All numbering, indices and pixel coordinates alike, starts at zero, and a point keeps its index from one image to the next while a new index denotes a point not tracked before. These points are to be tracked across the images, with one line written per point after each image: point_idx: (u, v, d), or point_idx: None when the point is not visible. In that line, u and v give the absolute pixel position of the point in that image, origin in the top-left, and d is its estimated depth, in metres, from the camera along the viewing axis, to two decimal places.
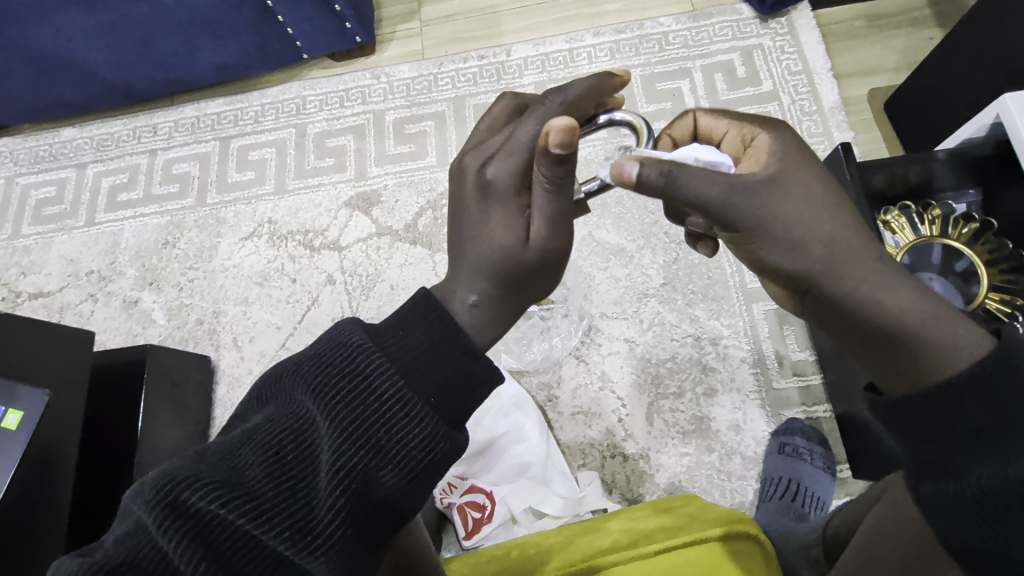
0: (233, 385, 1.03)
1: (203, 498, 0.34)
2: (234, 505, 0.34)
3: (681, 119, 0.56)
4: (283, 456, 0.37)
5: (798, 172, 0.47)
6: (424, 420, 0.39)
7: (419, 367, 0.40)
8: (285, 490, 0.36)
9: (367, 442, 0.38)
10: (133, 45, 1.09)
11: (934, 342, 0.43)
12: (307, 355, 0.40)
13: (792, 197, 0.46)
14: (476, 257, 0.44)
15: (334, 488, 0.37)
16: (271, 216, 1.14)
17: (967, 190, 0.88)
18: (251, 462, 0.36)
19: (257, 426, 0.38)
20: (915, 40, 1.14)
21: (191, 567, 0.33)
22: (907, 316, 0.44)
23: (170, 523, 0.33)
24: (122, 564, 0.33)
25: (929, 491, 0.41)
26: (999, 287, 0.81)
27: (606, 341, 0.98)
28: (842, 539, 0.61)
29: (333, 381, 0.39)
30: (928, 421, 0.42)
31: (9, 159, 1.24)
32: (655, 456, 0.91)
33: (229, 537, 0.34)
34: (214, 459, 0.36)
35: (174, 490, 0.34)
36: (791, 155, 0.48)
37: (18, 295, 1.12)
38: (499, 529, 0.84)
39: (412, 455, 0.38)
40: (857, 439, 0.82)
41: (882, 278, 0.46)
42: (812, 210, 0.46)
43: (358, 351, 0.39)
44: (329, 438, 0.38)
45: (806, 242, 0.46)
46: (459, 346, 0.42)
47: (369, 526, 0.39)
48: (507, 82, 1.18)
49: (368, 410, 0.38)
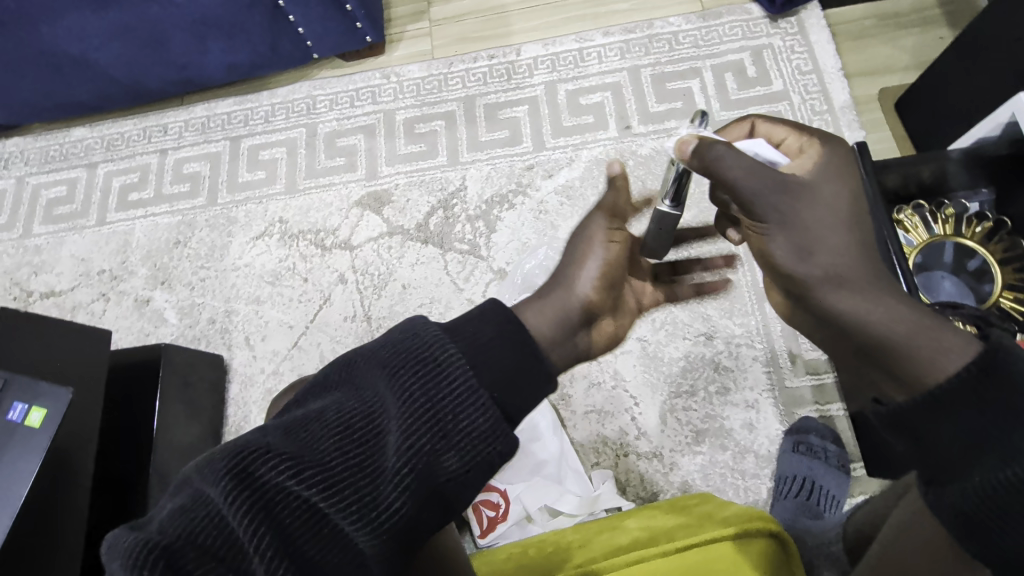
0: (245, 384, 1.03)
1: (274, 470, 0.35)
2: (303, 479, 0.36)
3: (737, 124, 0.57)
4: (351, 435, 0.38)
5: (828, 187, 0.50)
6: (488, 412, 0.40)
7: (486, 361, 0.42)
8: (352, 467, 0.37)
9: (434, 428, 0.39)
10: (145, 46, 1.09)
11: (928, 352, 0.42)
12: (383, 343, 0.42)
13: (817, 205, 0.49)
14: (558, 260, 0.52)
15: (401, 469, 0.38)
16: (282, 215, 1.14)
17: (979, 188, 0.87)
18: (319, 439, 0.37)
19: (327, 406, 0.39)
20: (925, 40, 1.14)
21: (254, 535, 0.34)
22: (898, 328, 0.44)
23: (241, 492, 0.34)
24: (179, 538, 0.33)
25: (939, 503, 0.40)
26: (1013, 285, 0.82)
27: (618, 340, 0.98)
28: (863, 535, 0.61)
29: (407, 366, 0.40)
30: (920, 430, 0.41)
31: (19, 159, 1.24)
32: (669, 455, 0.91)
33: (292, 508, 0.35)
34: (287, 433, 0.38)
35: (248, 461, 0.35)
36: (831, 173, 0.50)
37: (29, 294, 1.12)
38: (514, 527, 0.85)
39: (474, 444, 0.40)
40: (873, 440, 0.81)
41: (886, 294, 0.46)
42: (838, 222, 0.49)
43: (434, 343, 0.41)
44: (397, 421, 0.39)
45: (826, 248, 0.48)
46: (524, 344, 0.44)
47: (427, 511, 0.40)
48: (517, 81, 1.18)
49: (439, 396, 0.40)
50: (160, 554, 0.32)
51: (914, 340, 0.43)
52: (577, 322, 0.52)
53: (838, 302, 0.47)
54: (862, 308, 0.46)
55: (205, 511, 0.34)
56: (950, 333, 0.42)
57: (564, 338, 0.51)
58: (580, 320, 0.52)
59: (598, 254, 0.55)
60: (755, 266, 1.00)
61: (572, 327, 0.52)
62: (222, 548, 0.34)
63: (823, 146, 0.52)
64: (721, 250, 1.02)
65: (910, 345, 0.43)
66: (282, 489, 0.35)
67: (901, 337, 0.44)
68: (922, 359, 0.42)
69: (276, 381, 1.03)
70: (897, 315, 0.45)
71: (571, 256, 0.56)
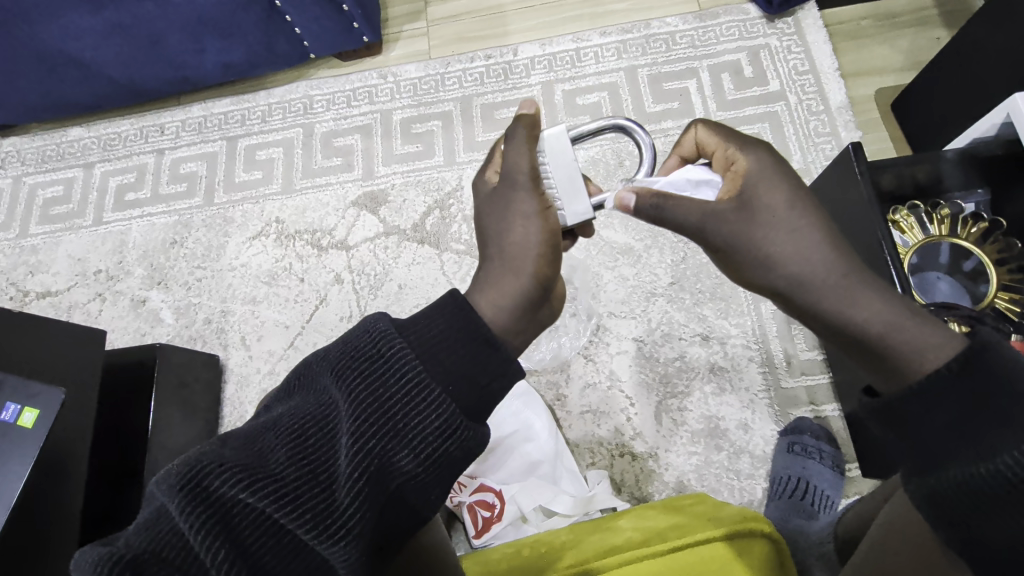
0: (241, 384, 1.03)
1: (225, 483, 0.35)
2: (256, 490, 0.35)
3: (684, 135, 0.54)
4: (304, 440, 0.38)
5: (768, 198, 0.47)
6: (443, 407, 0.41)
7: (440, 354, 0.43)
8: (305, 474, 0.37)
9: (389, 430, 0.39)
10: (142, 45, 1.09)
11: (903, 351, 0.42)
12: (334, 345, 0.43)
13: (767, 223, 0.47)
14: (516, 255, 0.51)
15: (354, 472, 0.38)
16: (279, 215, 1.14)
17: (976, 189, 0.88)
18: (272, 446, 0.38)
19: (283, 413, 0.40)
20: (921, 40, 1.14)
21: (213, 552, 0.34)
22: (871, 325, 0.43)
23: (194, 506, 0.34)
24: (146, 552, 0.34)
25: (920, 486, 0.40)
26: (1009, 287, 0.81)
27: (614, 340, 0.98)
28: (853, 535, 0.61)
29: (357, 367, 0.41)
30: (915, 417, 0.40)
31: (16, 159, 1.24)
32: (664, 455, 0.91)
33: (248, 521, 0.35)
34: (237, 445, 0.38)
35: (198, 475, 0.35)
36: (767, 179, 0.48)
37: (26, 294, 1.12)
38: (509, 527, 0.84)
39: (430, 441, 0.40)
40: (867, 438, 0.82)
41: (850, 295, 0.44)
42: (795, 230, 0.46)
43: (383, 337, 0.41)
44: (349, 423, 0.39)
45: (781, 259, 0.46)
46: (479, 336, 0.44)
47: (389, 511, 0.40)
48: (513, 82, 1.18)
49: (390, 395, 0.40)
50: (127, 568, 0.33)
51: (892, 333, 0.43)
52: (536, 299, 0.50)
53: (813, 307, 0.46)
54: (839, 308, 0.44)
55: (168, 527, 0.35)
56: (927, 325, 0.42)
57: (523, 319, 0.50)
58: (537, 298, 0.50)
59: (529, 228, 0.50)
60: None
61: (530, 303, 0.50)
62: (183, 558, 0.34)
63: (744, 156, 0.49)
64: None
65: (885, 346, 0.43)
66: (236, 501, 0.35)
67: (878, 338, 0.43)
68: (896, 357, 0.42)
69: (271, 381, 1.03)
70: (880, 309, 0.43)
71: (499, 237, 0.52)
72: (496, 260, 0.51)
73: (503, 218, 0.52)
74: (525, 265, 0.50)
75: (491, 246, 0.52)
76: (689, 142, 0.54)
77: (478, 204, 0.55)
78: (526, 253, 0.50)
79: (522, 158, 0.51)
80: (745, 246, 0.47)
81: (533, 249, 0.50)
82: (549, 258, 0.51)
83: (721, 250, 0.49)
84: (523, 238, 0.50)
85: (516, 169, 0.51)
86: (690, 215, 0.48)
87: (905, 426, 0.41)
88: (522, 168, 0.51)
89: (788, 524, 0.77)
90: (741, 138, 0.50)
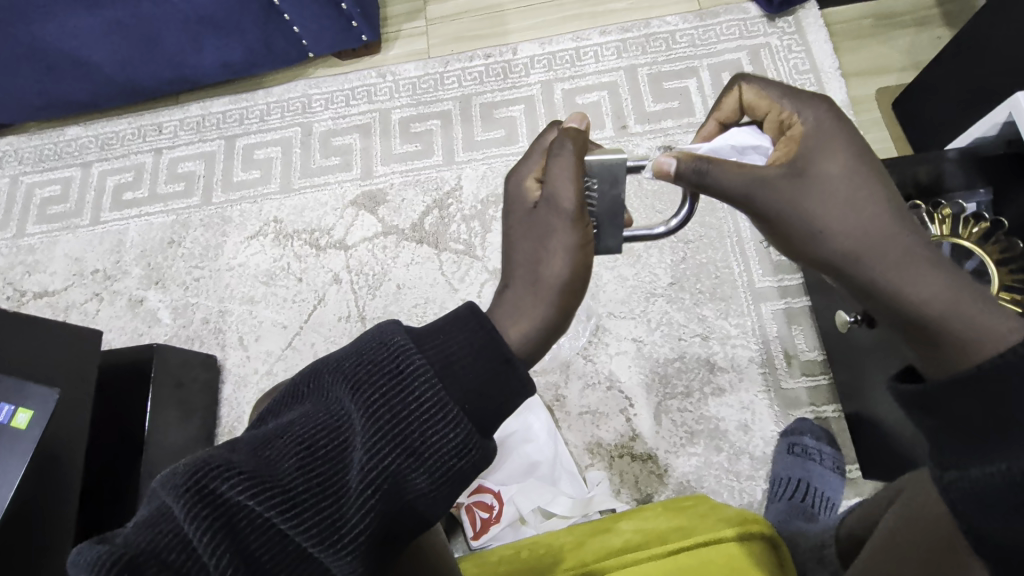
0: (239, 384, 1.03)
1: (234, 488, 0.35)
2: (265, 498, 0.35)
3: (725, 95, 0.53)
4: (315, 450, 0.38)
5: (827, 165, 0.47)
6: (459, 426, 0.40)
7: (455, 370, 0.42)
8: (315, 486, 0.37)
9: (401, 445, 0.39)
10: (140, 44, 1.09)
11: (957, 334, 0.43)
12: (348, 353, 0.42)
13: (823, 191, 0.47)
14: (549, 275, 0.49)
15: (366, 487, 0.38)
16: (277, 215, 1.14)
17: (977, 189, 0.86)
18: (282, 455, 0.37)
19: (293, 420, 0.39)
20: (922, 40, 1.14)
21: (216, 558, 0.33)
22: (931, 305, 0.44)
23: (199, 509, 0.34)
24: (141, 552, 0.33)
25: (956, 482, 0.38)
26: (1010, 287, 0.77)
27: (613, 340, 0.98)
28: (856, 539, 0.61)
29: (373, 380, 0.40)
30: (955, 409, 0.40)
31: (13, 158, 1.23)
32: (664, 456, 0.91)
33: (254, 531, 0.35)
34: (246, 451, 0.37)
35: (207, 478, 0.35)
36: (822, 148, 0.47)
37: (23, 294, 1.12)
38: (508, 529, 0.84)
39: (443, 459, 0.40)
40: (866, 438, 0.83)
41: (908, 268, 0.45)
42: (859, 187, 0.46)
43: (400, 351, 0.41)
44: (363, 436, 0.39)
45: (836, 232, 0.46)
46: (499, 353, 0.44)
47: (394, 525, 0.40)
48: (512, 81, 1.18)
49: (406, 412, 0.40)
50: (123, 569, 0.32)
51: (952, 318, 0.43)
52: (554, 329, 0.50)
53: (871, 281, 0.46)
54: (898, 284, 0.45)
55: (168, 526, 0.34)
56: (981, 302, 0.44)
57: (542, 348, 0.49)
58: (560, 326, 0.49)
59: (566, 252, 0.48)
60: (752, 266, 0.99)
61: (552, 335, 0.49)
62: (182, 562, 0.33)
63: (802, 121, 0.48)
64: (717, 251, 1.01)
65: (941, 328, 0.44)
66: (243, 507, 0.35)
67: (936, 319, 0.44)
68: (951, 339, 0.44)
69: (269, 381, 1.02)
70: (942, 284, 0.44)
71: (536, 249, 0.49)
72: (525, 287, 0.49)
73: (537, 244, 0.49)
74: (557, 286, 0.49)
75: (519, 269, 0.50)
76: (731, 104, 0.53)
77: (513, 214, 0.52)
78: (556, 285, 0.49)
79: (565, 182, 0.48)
80: (800, 216, 0.47)
81: (560, 284, 0.49)
82: (578, 290, 0.50)
83: (773, 219, 0.49)
84: (556, 271, 0.49)
85: (560, 197, 0.48)
86: (736, 182, 0.48)
87: (947, 420, 0.40)
88: (566, 200, 0.48)
89: (788, 526, 0.76)
90: (800, 98, 0.49)
